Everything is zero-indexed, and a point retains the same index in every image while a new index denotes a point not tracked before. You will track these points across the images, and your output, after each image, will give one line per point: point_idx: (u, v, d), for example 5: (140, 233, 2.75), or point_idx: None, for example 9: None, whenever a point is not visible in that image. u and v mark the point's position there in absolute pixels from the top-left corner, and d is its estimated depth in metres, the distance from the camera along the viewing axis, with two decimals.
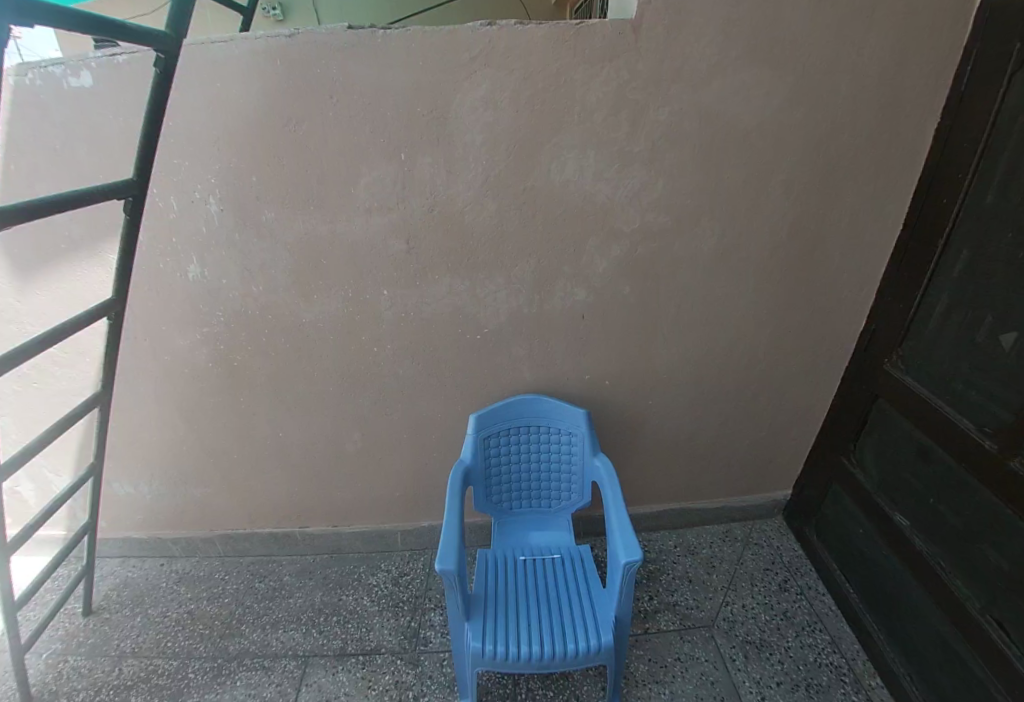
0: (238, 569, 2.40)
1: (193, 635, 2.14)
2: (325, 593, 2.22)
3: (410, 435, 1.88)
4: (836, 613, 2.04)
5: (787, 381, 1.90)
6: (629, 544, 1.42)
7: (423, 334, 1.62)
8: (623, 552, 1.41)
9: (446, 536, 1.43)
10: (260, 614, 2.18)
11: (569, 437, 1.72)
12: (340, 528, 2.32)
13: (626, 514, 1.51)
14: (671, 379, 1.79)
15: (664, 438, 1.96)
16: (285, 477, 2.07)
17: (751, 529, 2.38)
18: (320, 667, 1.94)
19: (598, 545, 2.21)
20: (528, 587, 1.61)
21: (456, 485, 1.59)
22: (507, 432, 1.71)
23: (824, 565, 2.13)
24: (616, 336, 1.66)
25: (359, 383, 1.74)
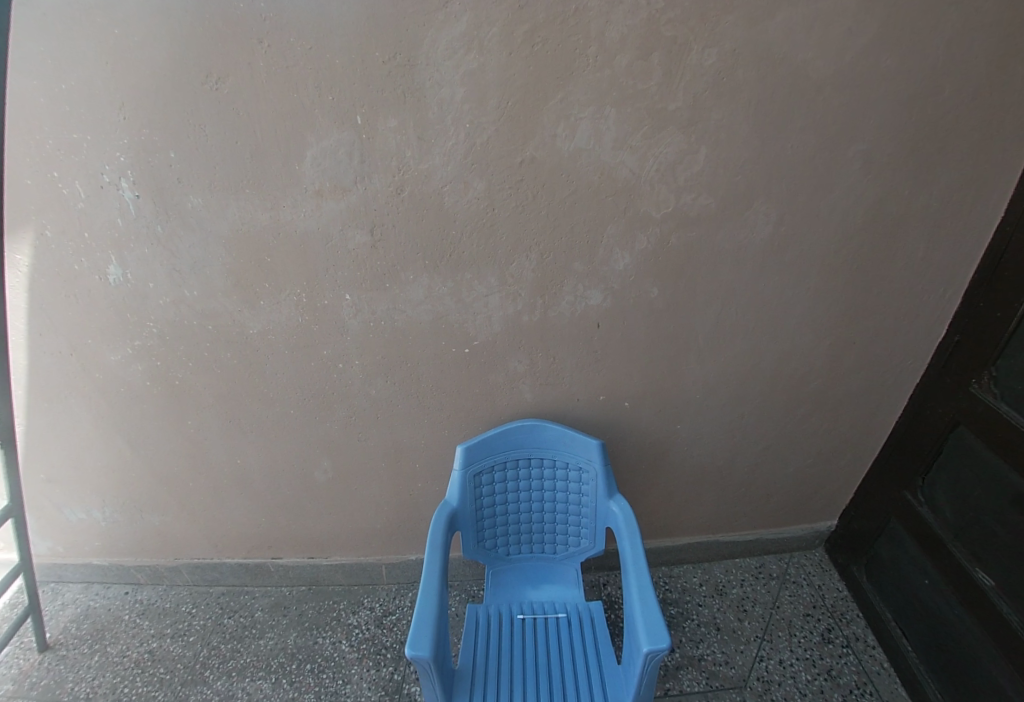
0: (207, 601, 2.13)
1: (151, 681, 1.86)
2: (299, 634, 1.94)
3: (389, 465, 1.56)
4: (889, 671, 1.66)
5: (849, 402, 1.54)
6: (652, 625, 1.10)
7: (397, 348, 1.29)
8: (643, 637, 1.09)
9: (421, 609, 1.13)
10: (226, 658, 1.90)
11: (579, 473, 1.40)
12: (316, 559, 2.04)
13: (648, 580, 1.18)
14: (706, 401, 1.43)
15: (691, 472, 1.59)
16: (249, 508, 1.78)
17: (788, 563, 1.99)
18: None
19: (610, 585, 1.88)
20: (523, 658, 1.30)
21: (439, 536, 1.29)
22: (502, 466, 1.40)
23: (877, 613, 1.75)
24: (638, 349, 1.32)
25: (324, 406, 1.42)
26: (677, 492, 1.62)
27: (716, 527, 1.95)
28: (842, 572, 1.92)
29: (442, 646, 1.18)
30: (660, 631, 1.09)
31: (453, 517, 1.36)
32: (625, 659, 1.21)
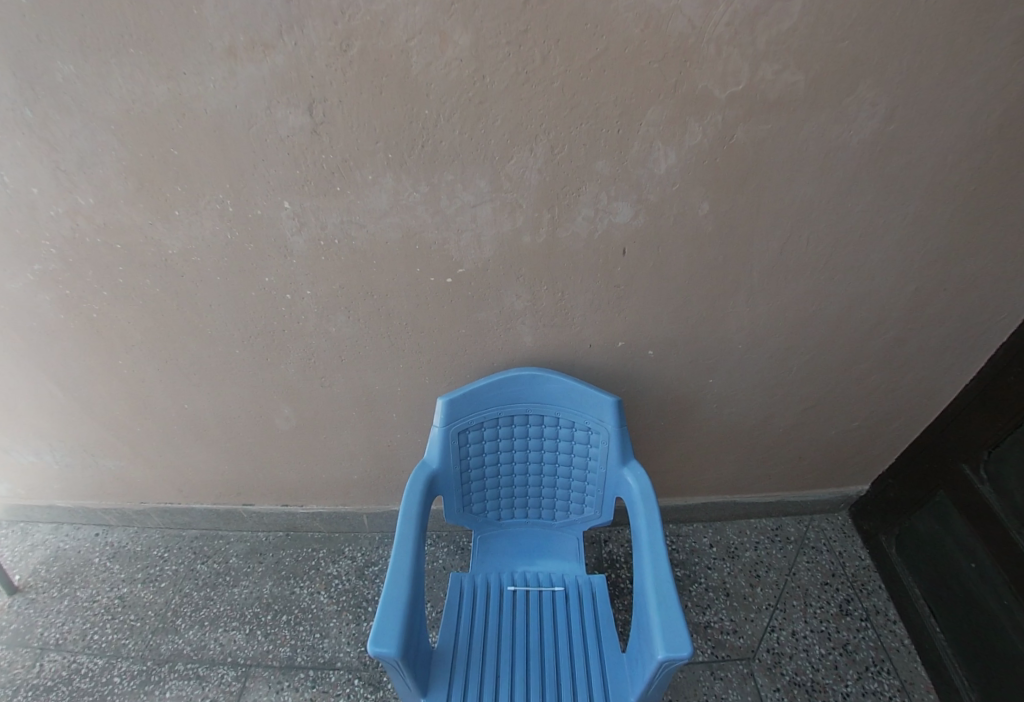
0: (180, 545, 1.88)
1: (121, 628, 1.67)
2: (275, 584, 1.71)
3: (361, 417, 1.27)
4: (908, 649, 1.50)
5: (924, 363, 1.23)
6: (668, 627, 0.83)
7: (358, 275, 0.95)
8: (656, 640, 0.83)
9: (389, 596, 0.85)
10: (199, 606, 1.69)
11: (586, 433, 1.04)
12: (292, 507, 1.75)
13: (668, 568, 0.90)
14: (750, 354, 1.12)
15: (717, 433, 1.32)
16: (209, 456, 1.55)
17: (807, 527, 1.77)
18: (262, 683, 1.48)
19: (614, 539, 1.52)
20: (513, 644, 1.03)
21: (415, 503, 0.98)
22: (492, 424, 1.05)
23: (903, 586, 1.56)
24: (673, 287, 0.97)
25: (274, 347, 1.12)
26: (697, 454, 1.38)
27: (737, 489, 1.71)
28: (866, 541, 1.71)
29: (417, 635, 0.91)
30: (680, 636, 0.82)
31: (433, 482, 1.04)
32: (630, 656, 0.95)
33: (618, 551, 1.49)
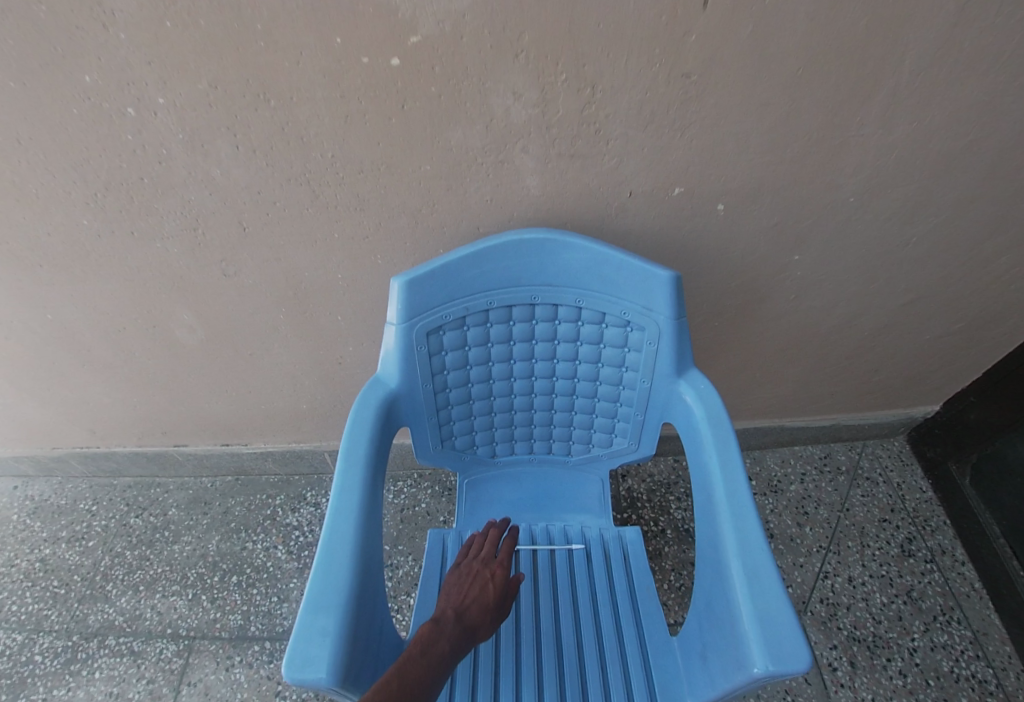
0: (111, 496, 1.47)
1: (42, 597, 1.29)
2: (224, 539, 1.35)
3: (292, 323, 0.85)
4: (981, 595, 1.21)
5: None
6: (766, 622, 0.49)
7: (233, 54, 0.54)
8: (747, 642, 0.49)
9: (321, 586, 0.52)
10: (131, 568, 1.32)
11: (622, 331, 0.64)
12: (235, 449, 1.37)
13: (759, 523, 0.54)
14: (858, 215, 0.75)
15: (781, 343, 0.96)
16: (112, 389, 1.14)
17: (860, 455, 1.41)
18: (208, 658, 1.16)
19: (633, 474, 1.21)
20: (517, 626, 0.67)
21: (364, 438, 0.61)
22: (478, 322, 0.64)
23: (977, 524, 1.25)
24: (768, 86, 0.58)
25: (136, 210, 0.70)
26: (753, 372, 1.03)
27: (783, 417, 1.38)
28: (929, 470, 1.38)
29: (385, 628, 0.59)
30: (789, 636, 0.48)
31: (392, 408, 0.66)
32: (685, 642, 0.62)
33: (638, 488, 1.18)
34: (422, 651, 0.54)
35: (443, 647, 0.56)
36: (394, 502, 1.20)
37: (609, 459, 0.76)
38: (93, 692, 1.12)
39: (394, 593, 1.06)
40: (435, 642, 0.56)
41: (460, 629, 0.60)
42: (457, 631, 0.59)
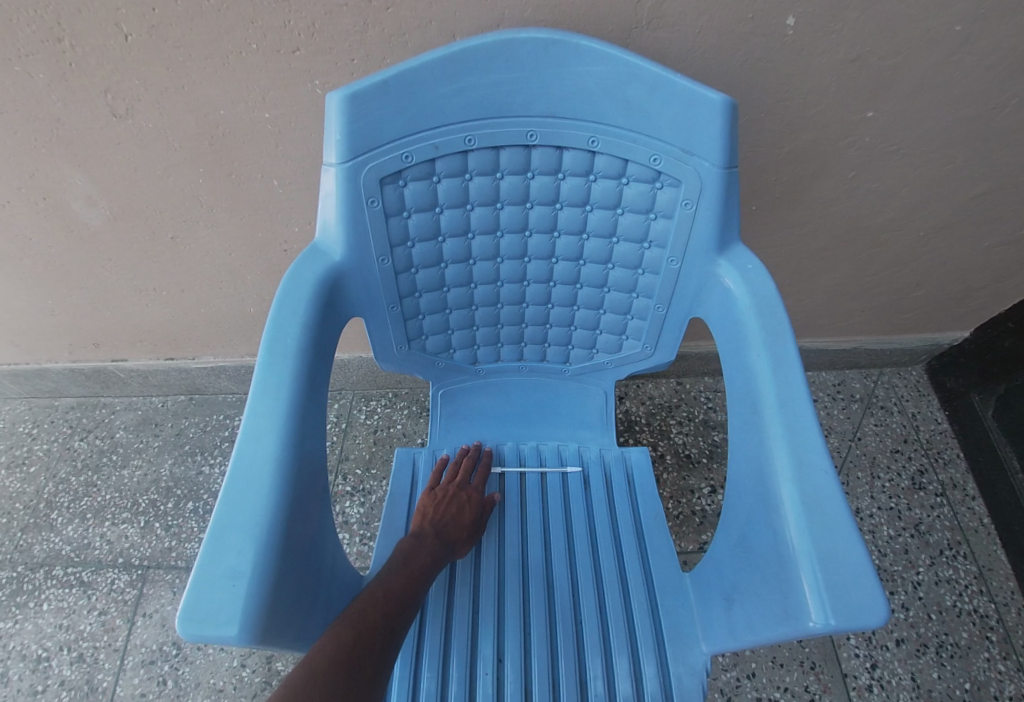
0: (53, 419, 1.25)
1: None
2: (179, 461, 1.16)
3: (220, 189, 0.67)
4: (988, 532, 1.11)
5: None
6: (826, 561, 0.36)
7: None
8: (799, 587, 0.36)
9: (232, 512, 0.37)
10: (77, 496, 1.12)
11: (648, 188, 0.47)
12: (185, 366, 1.19)
13: (820, 435, 0.40)
14: (961, 56, 0.57)
15: (823, 238, 0.80)
16: (22, 285, 0.95)
17: (876, 383, 1.30)
18: (165, 589, 1.00)
19: (631, 396, 1.08)
20: (500, 559, 0.56)
21: (295, 324, 0.45)
22: (452, 170, 0.47)
23: (994, 459, 1.14)
24: None
25: None
26: (782, 277, 0.88)
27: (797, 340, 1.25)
28: (946, 401, 1.26)
29: (335, 565, 0.47)
30: (858, 581, 0.35)
31: (338, 288, 0.49)
32: (703, 581, 0.50)
33: (637, 411, 1.05)
34: (402, 566, 0.48)
35: (426, 561, 0.50)
36: (365, 423, 1.06)
37: (616, 367, 0.61)
38: (41, 626, 0.96)
39: (367, 520, 0.94)
40: (416, 555, 0.50)
41: (441, 542, 0.52)
42: (438, 545, 0.52)
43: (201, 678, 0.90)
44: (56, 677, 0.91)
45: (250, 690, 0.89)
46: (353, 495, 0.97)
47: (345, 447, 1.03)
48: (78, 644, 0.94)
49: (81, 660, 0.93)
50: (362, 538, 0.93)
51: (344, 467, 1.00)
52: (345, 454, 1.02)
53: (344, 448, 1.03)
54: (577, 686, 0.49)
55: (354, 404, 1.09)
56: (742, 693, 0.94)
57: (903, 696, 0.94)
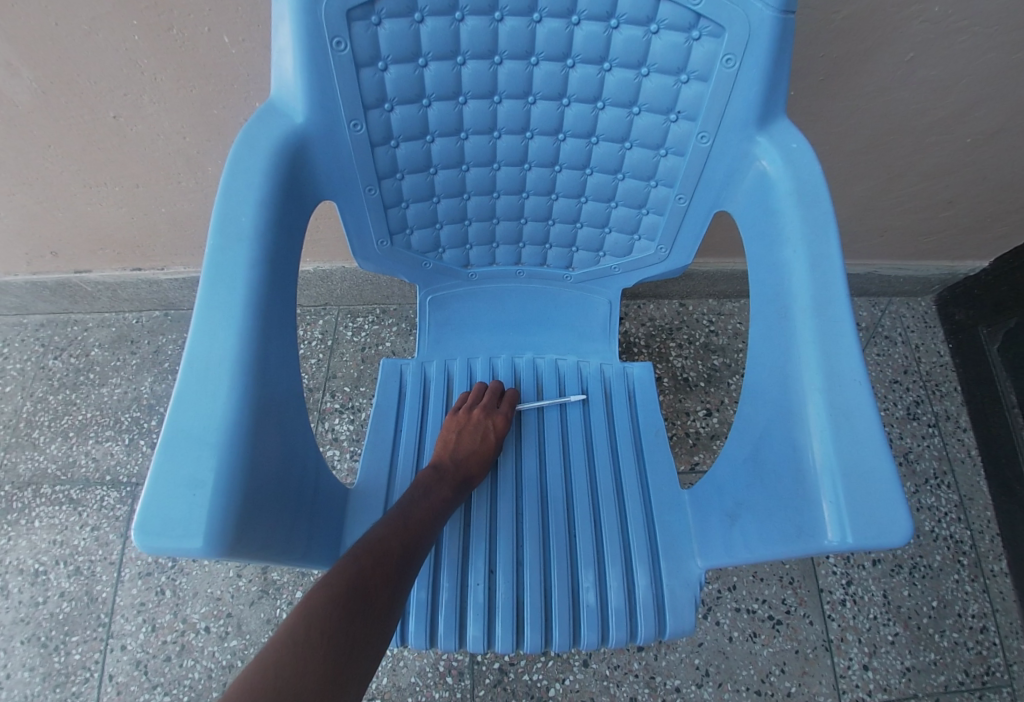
0: (22, 337, 1.15)
1: None
2: (158, 379, 1.09)
3: (167, 50, 0.56)
4: (975, 462, 1.12)
5: None
6: (853, 476, 0.32)
7: None
8: (817, 498, 0.32)
9: (187, 414, 0.30)
10: (57, 414, 1.07)
11: (682, 38, 0.38)
12: (154, 279, 1.09)
13: (856, 339, 0.35)
14: None
15: (860, 138, 0.71)
16: None
17: (883, 313, 1.25)
18: None
19: (632, 318, 1.02)
20: (493, 474, 0.52)
21: (254, 190, 0.36)
22: (441, 8, 0.37)
23: (993, 392, 1.12)
24: None
25: None
26: None
27: None
28: (953, 332, 1.22)
29: (317, 478, 0.43)
30: (886, 499, 0.31)
31: (302, 159, 0.40)
32: (704, 498, 0.47)
33: (636, 333, 1.00)
34: (422, 496, 0.44)
35: (446, 495, 0.46)
36: (353, 341, 1.00)
37: (623, 273, 0.55)
38: (35, 541, 0.95)
39: (357, 437, 0.91)
40: (435, 489, 0.46)
41: (462, 478, 0.48)
42: (459, 480, 0.48)
43: (199, 588, 0.91)
44: (55, 588, 0.91)
45: (247, 598, 0.90)
46: (342, 412, 0.93)
47: (331, 364, 0.98)
48: (73, 559, 0.93)
49: (79, 572, 0.92)
50: (353, 455, 0.90)
51: (331, 385, 0.96)
52: (333, 372, 0.97)
53: (331, 365, 0.97)
54: (569, 597, 0.47)
55: (340, 321, 1.02)
56: (723, 604, 0.97)
57: (874, 610, 0.98)
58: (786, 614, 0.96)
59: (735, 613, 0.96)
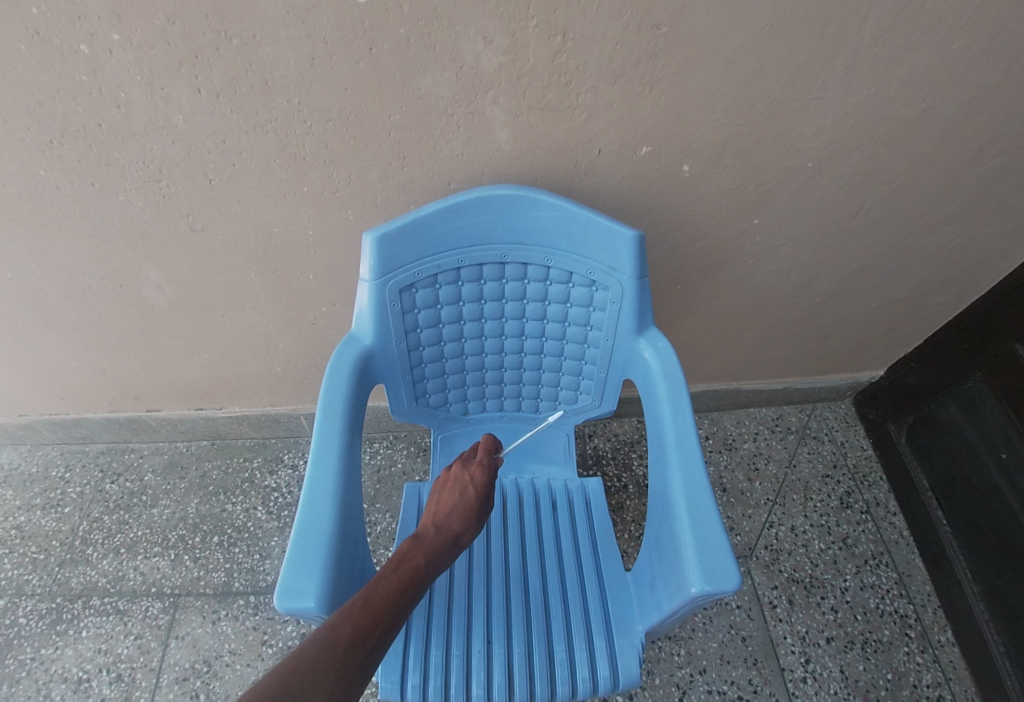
0: (85, 464, 1.36)
1: (21, 562, 1.20)
2: (201, 500, 1.29)
3: (266, 280, 0.84)
4: (908, 541, 1.30)
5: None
6: (704, 551, 0.53)
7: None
8: (687, 567, 0.54)
9: (305, 528, 0.52)
10: (110, 532, 1.24)
11: (588, 290, 0.66)
12: (206, 414, 1.32)
13: (703, 465, 0.58)
14: (817, 183, 0.76)
15: (742, 305, 1.00)
16: (74, 349, 1.09)
17: (810, 416, 1.50)
18: (195, 614, 1.13)
19: (599, 434, 1.26)
20: (488, 568, 0.72)
21: (341, 389, 0.62)
22: (449, 281, 0.65)
23: (909, 480, 1.33)
24: (735, 48, 0.57)
25: (97, 154, 0.66)
26: (714, 334, 1.08)
27: (746, 378, 1.41)
28: (870, 430, 1.47)
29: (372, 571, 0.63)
30: (723, 562, 0.52)
31: (368, 364, 0.66)
32: (637, 576, 0.67)
33: (603, 447, 1.23)
34: (396, 566, 0.53)
35: (418, 561, 0.54)
36: (370, 463, 1.22)
37: (574, 414, 0.80)
38: (82, 650, 1.08)
39: (374, 547, 1.10)
40: (409, 556, 0.55)
41: (441, 536, 0.58)
42: (435, 543, 0.57)
43: (230, 691, 1.03)
44: (97, 695, 1.02)
45: None
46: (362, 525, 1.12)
47: None
48: (116, 666, 1.06)
49: (120, 679, 1.04)
50: None
51: None
52: None
53: None
54: (547, 659, 0.65)
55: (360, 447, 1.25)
56: (696, 686, 1.09)
57: (833, 686, 1.11)
58: (753, 693, 1.09)
59: (708, 695, 1.08)
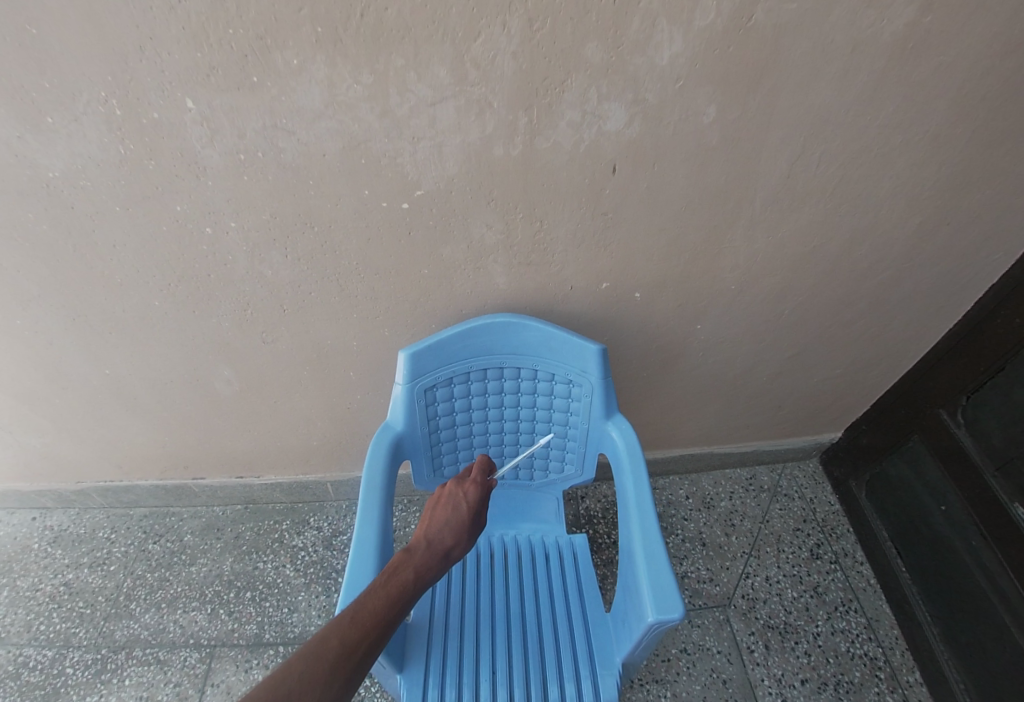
0: (128, 526, 1.53)
1: (69, 616, 1.35)
2: (235, 558, 1.45)
3: (314, 376, 1.06)
4: (875, 588, 1.44)
5: (924, 311, 1.12)
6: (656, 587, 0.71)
7: (287, 204, 0.75)
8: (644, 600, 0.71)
9: (354, 571, 0.71)
10: (152, 588, 1.40)
11: (567, 387, 0.87)
12: (244, 481, 1.50)
13: (656, 522, 0.77)
14: (743, 297, 0.99)
15: (700, 384, 1.21)
16: (142, 428, 1.30)
17: (780, 475, 1.68)
18: (229, 663, 1.27)
19: (591, 495, 1.44)
20: (493, 612, 0.89)
21: (378, 465, 0.82)
22: (461, 382, 0.86)
23: (871, 531, 1.49)
24: (662, 220, 0.81)
25: (198, 292, 0.90)
26: (681, 408, 1.28)
27: (718, 441, 1.60)
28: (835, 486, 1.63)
29: None
30: (670, 595, 0.70)
31: (398, 445, 0.87)
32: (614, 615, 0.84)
33: (594, 507, 1.41)
34: (388, 579, 0.69)
35: (407, 575, 0.70)
36: None
37: (561, 480, 0.99)
38: (125, 697, 1.21)
39: None
40: (399, 570, 0.70)
41: (431, 552, 0.74)
42: (424, 558, 0.73)
43: None
44: None
45: None
46: None
47: None
48: None
49: None
50: None
51: None
52: None
53: None
54: (543, 685, 0.80)
55: None
56: None
57: None
58: None
59: None
